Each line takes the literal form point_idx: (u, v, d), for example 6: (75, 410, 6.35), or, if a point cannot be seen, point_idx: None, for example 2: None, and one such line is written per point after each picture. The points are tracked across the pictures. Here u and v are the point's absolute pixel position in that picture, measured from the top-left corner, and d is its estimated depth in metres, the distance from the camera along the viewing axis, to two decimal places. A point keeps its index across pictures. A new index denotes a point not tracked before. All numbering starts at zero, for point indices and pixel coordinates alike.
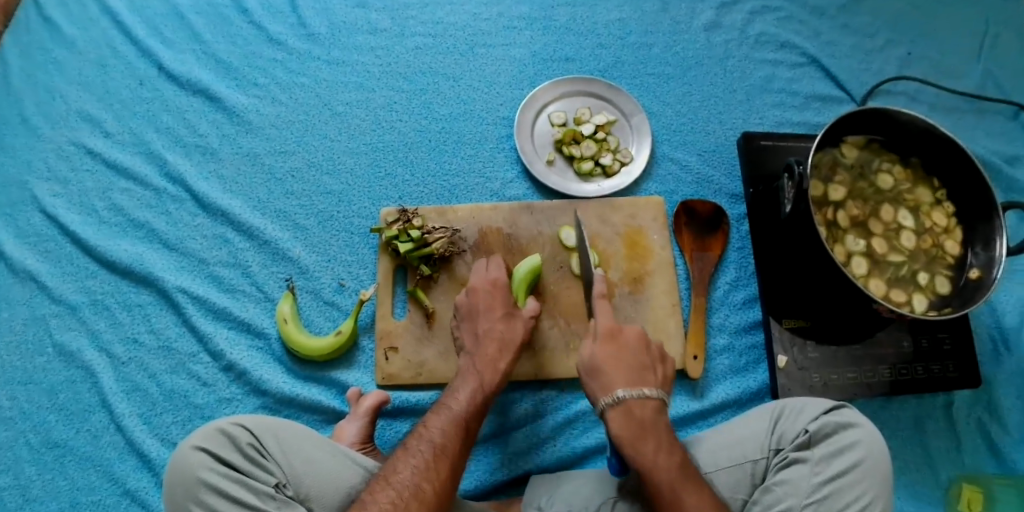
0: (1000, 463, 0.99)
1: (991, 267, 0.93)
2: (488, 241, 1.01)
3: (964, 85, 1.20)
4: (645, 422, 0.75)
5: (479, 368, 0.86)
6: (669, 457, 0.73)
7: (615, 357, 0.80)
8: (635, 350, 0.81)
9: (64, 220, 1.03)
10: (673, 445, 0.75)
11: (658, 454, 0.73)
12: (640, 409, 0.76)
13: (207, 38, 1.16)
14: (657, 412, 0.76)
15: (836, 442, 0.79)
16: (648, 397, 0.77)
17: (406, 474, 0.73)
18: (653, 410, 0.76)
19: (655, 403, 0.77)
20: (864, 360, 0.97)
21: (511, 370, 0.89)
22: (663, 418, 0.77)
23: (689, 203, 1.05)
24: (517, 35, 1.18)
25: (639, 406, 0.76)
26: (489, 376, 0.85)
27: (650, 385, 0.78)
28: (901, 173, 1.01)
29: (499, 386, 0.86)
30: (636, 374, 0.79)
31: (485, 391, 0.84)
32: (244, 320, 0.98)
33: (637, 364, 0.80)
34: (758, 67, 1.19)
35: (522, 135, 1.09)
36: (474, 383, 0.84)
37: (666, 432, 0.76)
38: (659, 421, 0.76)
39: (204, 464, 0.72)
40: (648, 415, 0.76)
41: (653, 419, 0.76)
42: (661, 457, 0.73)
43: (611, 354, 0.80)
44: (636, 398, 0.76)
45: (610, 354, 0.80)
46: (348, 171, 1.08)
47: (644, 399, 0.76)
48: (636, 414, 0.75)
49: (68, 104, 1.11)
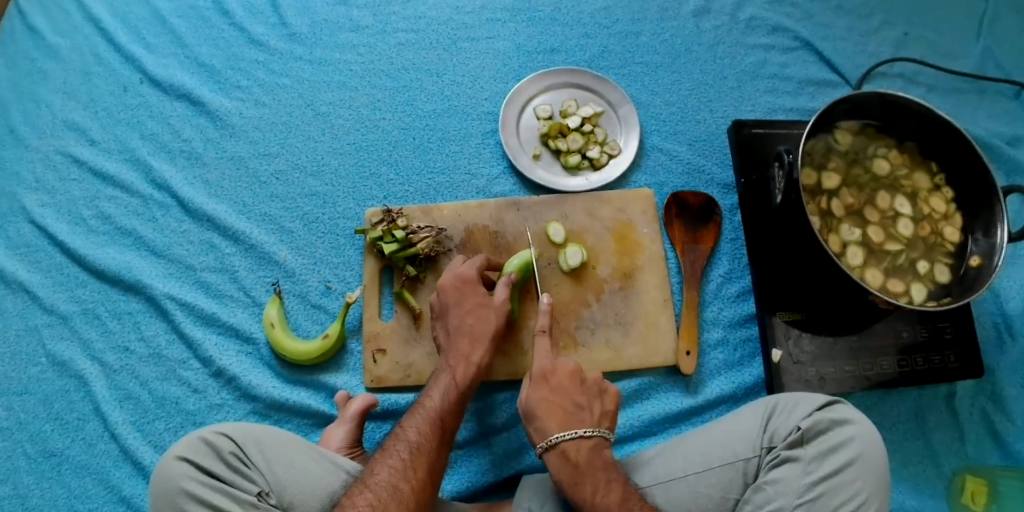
0: (1004, 453, 0.96)
1: (992, 255, 0.90)
2: (475, 239, 1.00)
3: (962, 65, 1.16)
4: (581, 463, 0.77)
5: (451, 363, 0.87)
6: (608, 493, 0.74)
7: (548, 399, 0.82)
8: (568, 389, 0.83)
9: (53, 230, 1.03)
10: (611, 482, 0.76)
11: (596, 493, 0.74)
12: (575, 450, 0.78)
13: (190, 41, 1.15)
14: (593, 450, 0.79)
15: (829, 439, 0.77)
16: (581, 437, 0.79)
17: (383, 475, 0.74)
18: (588, 448, 0.78)
19: (591, 441, 0.79)
20: (862, 352, 0.95)
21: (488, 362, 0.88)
22: (602, 454, 0.79)
23: (679, 194, 1.03)
24: (501, 28, 1.15)
25: (573, 447, 0.78)
26: (462, 370, 0.86)
27: (585, 425, 0.80)
28: (897, 157, 0.99)
29: (476, 380, 0.86)
30: (569, 415, 0.81)
31: (459, 386, 0.84)
32: (232, 326, 0.97)
33: (570, 405, 0.82)
34: (749, 52, 1.16)
35: (507, 130, 1.07)
36: (447, 380, 0.85)
37: (603, 469, 0.77)
38: (595, 461, 0.78)
39: (186, 474, 0.71)
40: (583, 455, 0.78)
41: (588, 458, 0.78)
42: (600, 492, 0.75)
43: (545, 396, 0.83)
44: (570, 440, 0.79)
45: (542, 398, 0.82)
46: (332, 172, 1.06)
47: (578, 440, 0.79)
48: (571, 456, 0.78)
49: (55, 113, 1.11)
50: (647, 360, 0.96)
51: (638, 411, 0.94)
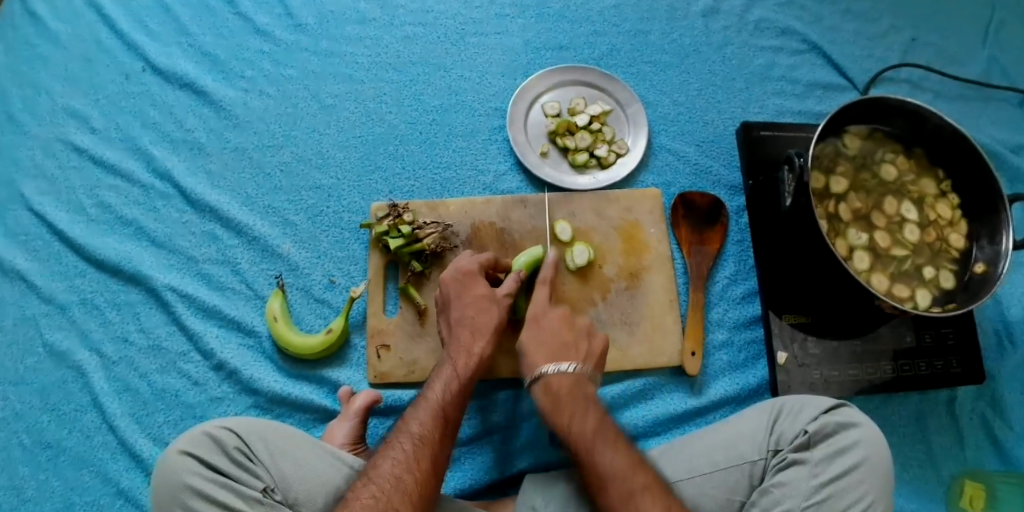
0: (1003, 459, 0.97)
1: (997, 261, 0.91)
2: (481, 236, 0.99)
3: (968, 71, 1.17)
4: (563, 394, 0.78)
5: (451, 355, 0.85)
6: (584, 419, 0.75)
7: (537, 337, 0.84)
8: (557, 329, 0.85)
9: (52, 218, 1.01)
10: (588, 411, 0.76)
11: (573, 420, 0.75)
12: (558, 382, 0.79)
13: (194, 31, 1.13)
14: (575, 384, 0.79)
15: (835, 442, 0.78)
16: (566, 371, 0.80)
17: (386, 467, 0.73)
18: (571, 381, 0.79)
19: (575, 375, 0.80)
20: (865, 357, 0.95)
21: (490, 354, 0.87)
22: (585, 388, 0.79)
23: (686, 194, 1.03)
24: (510, 24, 1.15)
25: (557, 380, 0.80)
26: (464, 361, 0.84)
27: (571, 360, 0.81)
28: (904, 163, 0.99)
29: (478, 371, 0.85)
30: (557, 352, 0.82)
31: (461, 378, 0.83)
32: (234, 318, 0.96)
33: (558, 343, 0.83)
34: (757, 54, 1.15)
35: (515, 127, 1.06)
36: (448, 371, 0.84)
37: (583, 400, 0.78)
38: (577, 393, 0.78)
39: (190, 470, 0.71)
40: (566, 387, 0.79)
41: (569, 390, 0.78)
42: (577, 419, 0.75)
43: (535, 334, 0.84)
44: (555, 372, 0.80)
45: (532, 337, 0.84)
46: (337, 165, 1.05)
47: (563, 373, 0.80)
48: (554, 388, 0.79)
49: (55, 100, 1.09)
50: (652, 360, 0.95)
51: (642, 411, 0.94)
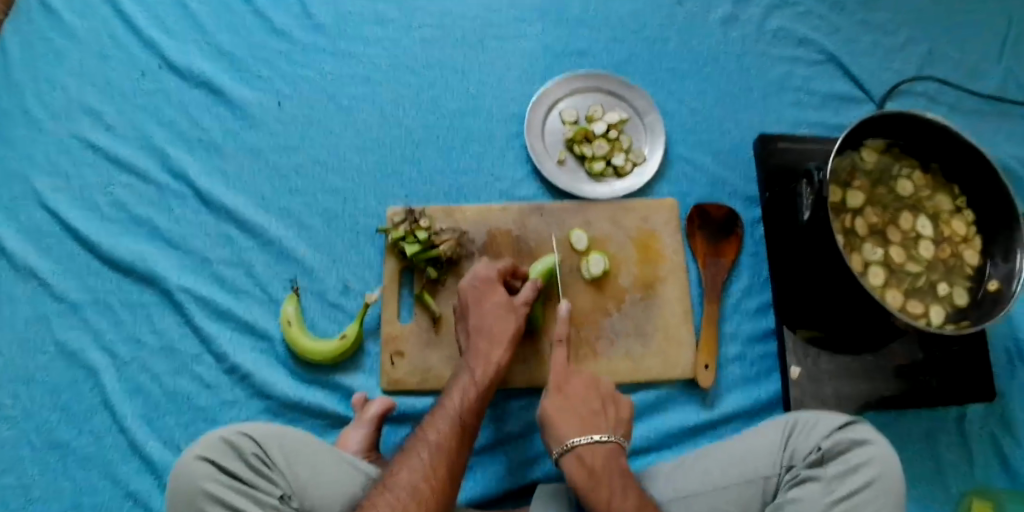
0: (1010, 477, 0.98)
1: (1011, 280, 0.91)
2: (497, 243, 0.98)
3: (986, 87, 1.17)
4: (598, 468, 0.77)
5: (471, 364, 0.85)
6: (623, 496, 0.74)
7: (564, 408, 0.82)
8: (584, 395, 0.83)
9: (64, 216, 1.00)
10: (627, 487, 0.75)
11: (612, 498, 0.73)
12: (592, 456, 0.78)
13: (210, 27, 1.12)
14: (608, 457, 0.78)
15: (849, 459, 0.78)
16: (599, 442, 0.79)
17: (405, 475, 0.73)
18: (604, 453, 0.78)
19: (609, 446, 0.79)
20: (877, 372, 0.96)
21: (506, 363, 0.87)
22: (618, 460, 0.78)
23: (703, 205, 1.03)
24: (529, 28, 1.14)
25: (589, 452, 0.78)
26: (483, 370, 0.84)
27: (602, 431, 0.80)
28: (921, 179, 0.99)
29: (495, 382, 0.85)
30: (586, 422, 0.81)
31: (479, 388, 0.83)
32: (247, 322, 0.96)
33: (587, 412, 0.82)
34: (776, 64, 1.15)
35: (532, 133, 1.06)
36: (466, 380, 0.84)
37: (619, 473, 0.76)
38: (611, 466, 0.77)
39: (207, 475, 0.71)
40: (599, 461, 0.77)
41: (604, 462, 0.77)
42: (616, 497, 0.74)
43: (561, 405, 0.82)
44: (588, 443, 0.78)
45: (559, 407, 0.82)
46: (353, 168, 1.05)
47: (595, 445, 0.78)
48: (587, 461, 0.77)
49: (67, 95, 1.08)
50: (666, 372, 0.95)
51: (655, 422, 0.94)
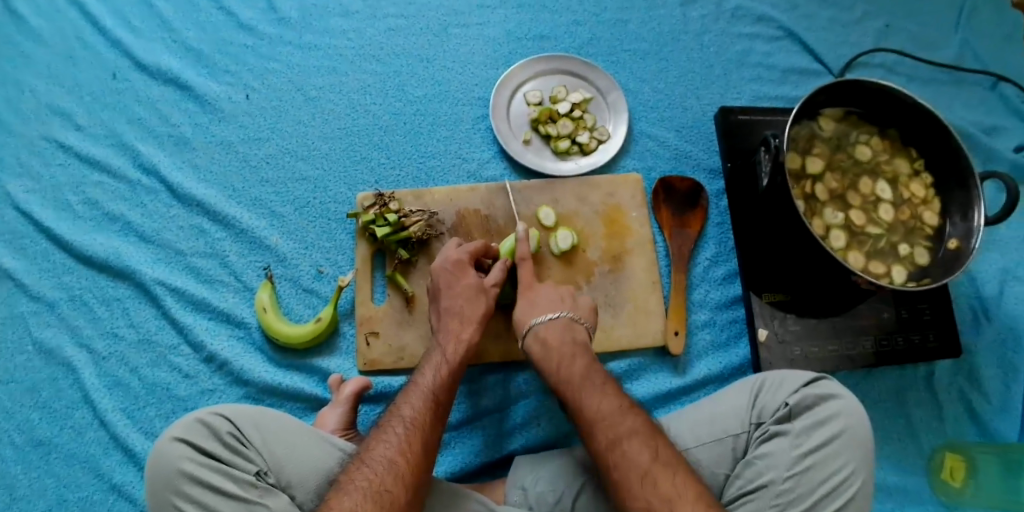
0: (981, 431, 1.00)
1: (969, 237, 0.93)
2: (466, 223, 1.00)
3: (941, 56, 1.20)
4: (553, 341, 0.84)
5: (442, 341, 0.87)
6: (572, 365, 0.81)
7: (528, 303, 0.89)
8: (548, 294, 0.90)
9: (38, 216, 1.02)
10: (576, 357, 0.82)
11: (562, 365, 0.81)
12: (549, 331, 0.85)
13: (177, 26, 1.14)
14: (564, 331, 0.85)
15: (817, 413, 0.80)
16: (555, 320, 0.86)
17: (380, 451, 0.74)
18: (559, 329, 0.85)
19: (563, 323, 0.86)
20: (844, 332, 0.98)
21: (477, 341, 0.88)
22: (573, 334, 0.85)
23: (667, 179, 1.05)
24: (491, 14, 1.16)
25: (546, 329, 0.85)
26: (454, 349, 0.86)
27: (558, 309, 0.88)
28: (878, 144, 1.01)
29: (467, 359, 0.86)
30: (547, 306, 0.88)
31: (450, 364, 0.84)
32: (223, 310, 0.97)
33: (550, 300, 0.89)
34: (735, 41, 1.18)
35: (498, 115, 1.08)
36: (437, 358, 0.85)
37: (573, 346, 0.84)
38: (566, 340, 0.84)
39: (183, 455, 0.72)
40: (555, 334, 0.85)
41: (559, 337, 0.84)
42: (564, 365, 0.81)
43: (526, 300, 0.89)
44: (546, 323, 0.86)
45: (524, 302, 0.89)
46: (323, 156, 1.06)
47: (552, 323, 0.86)
48: (545, 336, 0.85)
49: (39, 98, 1.09)
50: (637, 341, 0.97)
51: (629, 391, 0.96)
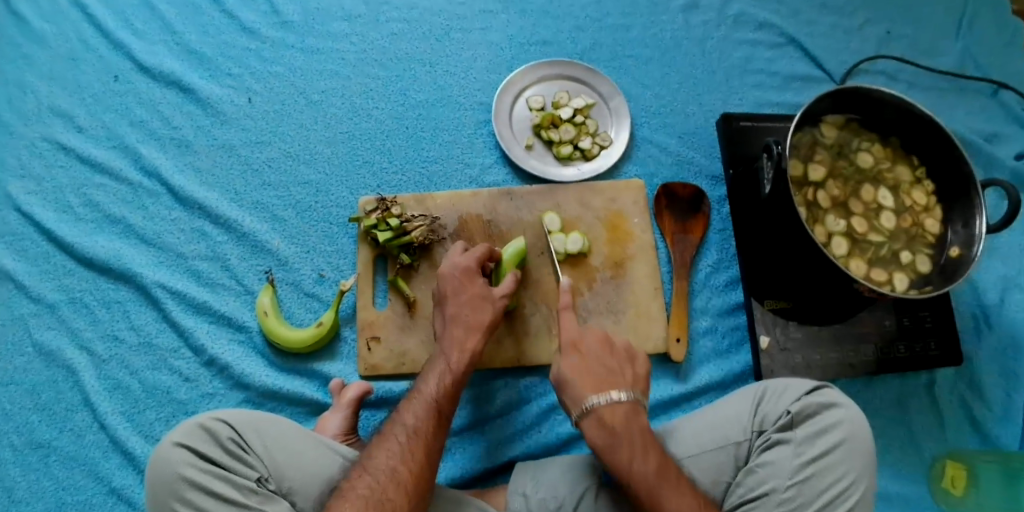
0: (982, 439, 1.00)
1: (971, 245, 0.93)
2: (468, 228, 1.00)
3: (943, 63, 1.20)
4: (617, 428, 0.76)
5: (446, 349, 0.86)
6: (645, 460, 0.74)
7: (580, 369, 0.81)
8: (598, 357, 0.82)
9: (39, 218, 1.01)
10: (648, 449, 0.75)
11: (634, 458, 0.74)
12: (610, 416, 0.77)
13: (180, 28, 1.14)
14: (628, 415, 0.77)
15: (819, 421, 0.80)
16: (617, 402, 0.78)
17: (382, 459, 0.74)
18: (623, 413, 0.77)
19: (627, 406, 0.78)
20: (845, 340, 0.98)
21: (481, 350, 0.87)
22: (638, 419, 0.78)
23: (669, 185, 1.05)
24: (494, 19, 1.16)
25: (609, 413, 0.77)
26: (456, 358, 0.85)
27: (620, 388, 0.79)
28: (880, 151, 1.02)
29: (470, 368, 0.85)
30: (603, 380, 0.80)
31: (453, 374, 0.83)
32: (224, 314, 0.97)
33: (604, 370, 0.81)
34: (736, 48, 1.18)
35: (500, 120, 1.08)
36: (441, 365, 0.84)
37: (640, 433, 0.76)
38: (631, 424, 0.77)
39: (184, 461, 0.72)
40: (620, 420, 0.77)
41: (623, 422, 0.77)
42: (637, 459, 0.74)
43: (577, 365, 0.81)
44: (605, 405, 0.77)
45: (575, 367, 0.81)
46: (325, 161, 1.06)
47: (613, 405, 0.77)
48: (607, 422, 0.77)
49: (40, 99, 1.09)
50: (638, 348, 0.97)
51: None
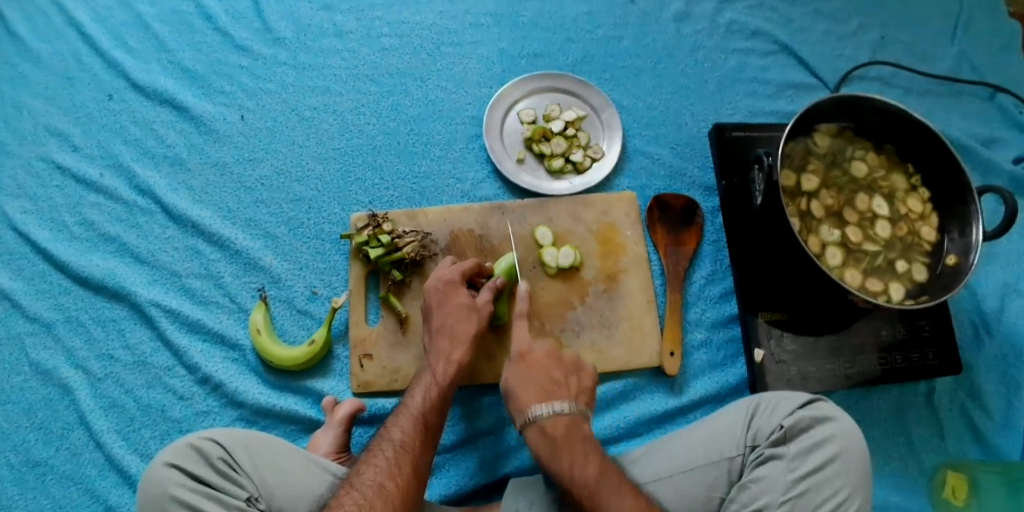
0: (984, 448, 0.99)
1: (968, 253, 0.92)
2: (460, 243, 1.00)
3: (938, 68, 1.19)
4: (560, 438, 0.78)
5: (432, 363, 0.86)
6: (584, 465, 0.75)
7: (526, 378, 0.83)
8: (545, 367, 0.84)
9: (35, 237, 1.02)
10: (589, 455, 0.76)
11: (574, 465, 0.75)
12: (554, 425, 0.78)
13: (173, 46, 1.14)
14: (570, 425, 0.79)
15: (813, 436, 0.79)
16: (560, 412, 0.79)
17: (369, 475, 0.74)
18: (566, 423, 0.78)
19: (569, 415, 0.79)
20: (841, 351, 0.97)
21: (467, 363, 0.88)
22: (581, 429, 0.79)
23: (662, 197, 1.05)
24: (485, 32, 1.16)
25: (552, 423, 0.79)
26: (443, 370, 0.85)
27: (563, 398, 0.81)
28: (874, 159, 1.01)
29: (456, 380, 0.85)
30: (547, 391, 0.82)
31: (440, 384, 0.84)
32: (218, 332, 0.97)
33: (548, 381, 0.83)
34: (729, 56, 1.17)
35: (491, 135, 1.08)
36: (428, 379, 0.85)
37: (581, 442, 0.77)
38: (573, 434, 0.78)
39: (174, 481, 0.72)
40: (562, 430, 0.78)
41: (565, 431, 0.78)
42: (577, 464, 0.75)
43: (523, 375, 0.84)
44: (549, 414, 0.79)
45: (521, 377, 0.83)
46: (317, 178, 1.06)
47: (556, 415, 0.79)
48: (549, 431, 0.78)
49: (36, 118, 1.10)
50: (632, 362, 0.97)
51: (624, 412, 0.95)
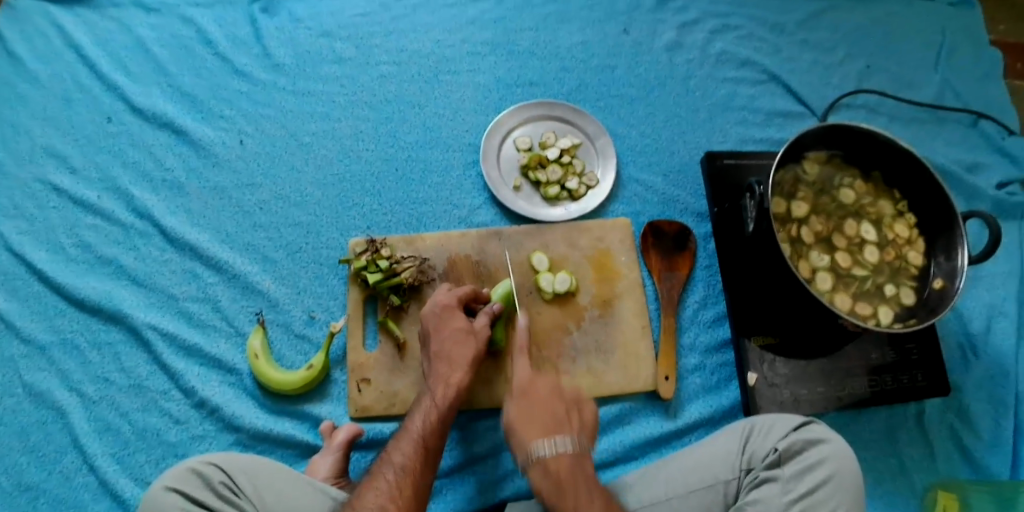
0: (975, 469, 1.00)
1: (954, 277, 0.94)
2: (457, 268, 1.01)
3: (922, 96, 1.22)
4: (565, 477, 0.75)
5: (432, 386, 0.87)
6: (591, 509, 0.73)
7: (527, 417, 0.81)
8: (547, 401, 0.82)
9: (30, 258, 1.02)
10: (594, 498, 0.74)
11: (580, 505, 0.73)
12: (558, 465, 0.76)
13: (172, 71, 1.16)
14: (574, 462, 0.77)
15: (806, 458, 0.80)
16: (565, 451, 0.77)
17: (371, 499, 0.74)
18: (570, 462, 0.76)
19: (572, 452, 0.77)
20: (833, 375, 0.98)
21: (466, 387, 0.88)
22: (585, 467, 0.77)
23: (655, 223, 1.07)
24: (481, 61, 1.19)
25: (556, 462, 0.76)
26: (442, 392, 0.86)
27: (565, 434, 0.79)
28: (862, 186, 1.03)
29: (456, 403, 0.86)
30: (550, 428, 0.79)
31: (440, 407, 0.84)
32: (215, 356, 0.97)
33: (551, 420, 0.80)
34: (720, 85, 1.20)
35: (488, 161, 1.09)
36: (427, 402, 0.85)
37: (585, 482, 0.76)
38: (578, 472, 0.76)
39: (176, 505, 0.71)
40: (565, 469, 0.76)
41: (570, 471, 0.76)
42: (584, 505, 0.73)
43: (525, 412, 0.81)
44: (553, 453, 0.77)
45: (522, 414, 0.81)
46: (315, 203, 1.08)
47: (560, 454, 0.77)
48: (553, 470, 0.76)
49: (33, 140, 1.10)
50: (627, 386, 0.98)
51: (620, 435, 0.96)
